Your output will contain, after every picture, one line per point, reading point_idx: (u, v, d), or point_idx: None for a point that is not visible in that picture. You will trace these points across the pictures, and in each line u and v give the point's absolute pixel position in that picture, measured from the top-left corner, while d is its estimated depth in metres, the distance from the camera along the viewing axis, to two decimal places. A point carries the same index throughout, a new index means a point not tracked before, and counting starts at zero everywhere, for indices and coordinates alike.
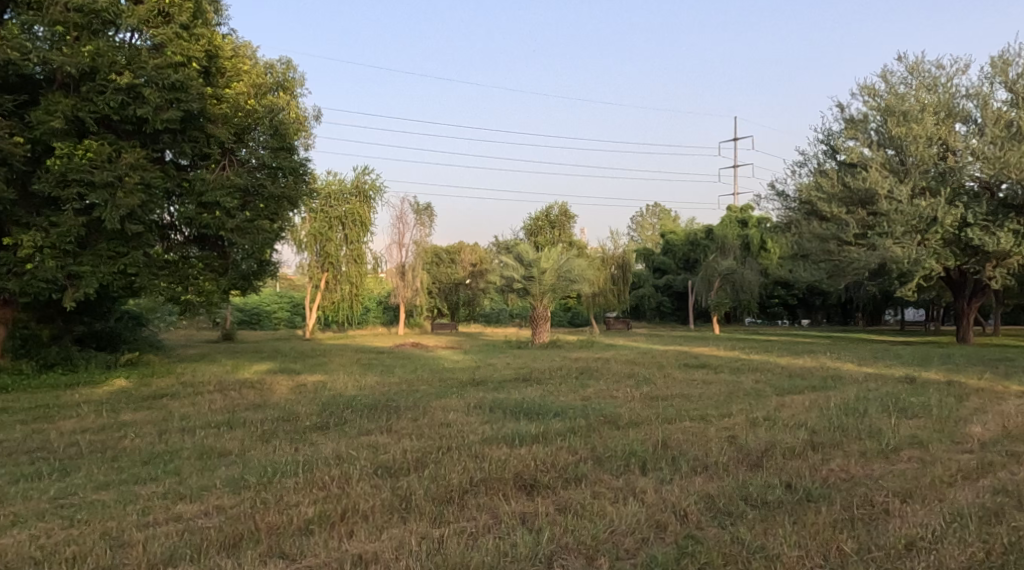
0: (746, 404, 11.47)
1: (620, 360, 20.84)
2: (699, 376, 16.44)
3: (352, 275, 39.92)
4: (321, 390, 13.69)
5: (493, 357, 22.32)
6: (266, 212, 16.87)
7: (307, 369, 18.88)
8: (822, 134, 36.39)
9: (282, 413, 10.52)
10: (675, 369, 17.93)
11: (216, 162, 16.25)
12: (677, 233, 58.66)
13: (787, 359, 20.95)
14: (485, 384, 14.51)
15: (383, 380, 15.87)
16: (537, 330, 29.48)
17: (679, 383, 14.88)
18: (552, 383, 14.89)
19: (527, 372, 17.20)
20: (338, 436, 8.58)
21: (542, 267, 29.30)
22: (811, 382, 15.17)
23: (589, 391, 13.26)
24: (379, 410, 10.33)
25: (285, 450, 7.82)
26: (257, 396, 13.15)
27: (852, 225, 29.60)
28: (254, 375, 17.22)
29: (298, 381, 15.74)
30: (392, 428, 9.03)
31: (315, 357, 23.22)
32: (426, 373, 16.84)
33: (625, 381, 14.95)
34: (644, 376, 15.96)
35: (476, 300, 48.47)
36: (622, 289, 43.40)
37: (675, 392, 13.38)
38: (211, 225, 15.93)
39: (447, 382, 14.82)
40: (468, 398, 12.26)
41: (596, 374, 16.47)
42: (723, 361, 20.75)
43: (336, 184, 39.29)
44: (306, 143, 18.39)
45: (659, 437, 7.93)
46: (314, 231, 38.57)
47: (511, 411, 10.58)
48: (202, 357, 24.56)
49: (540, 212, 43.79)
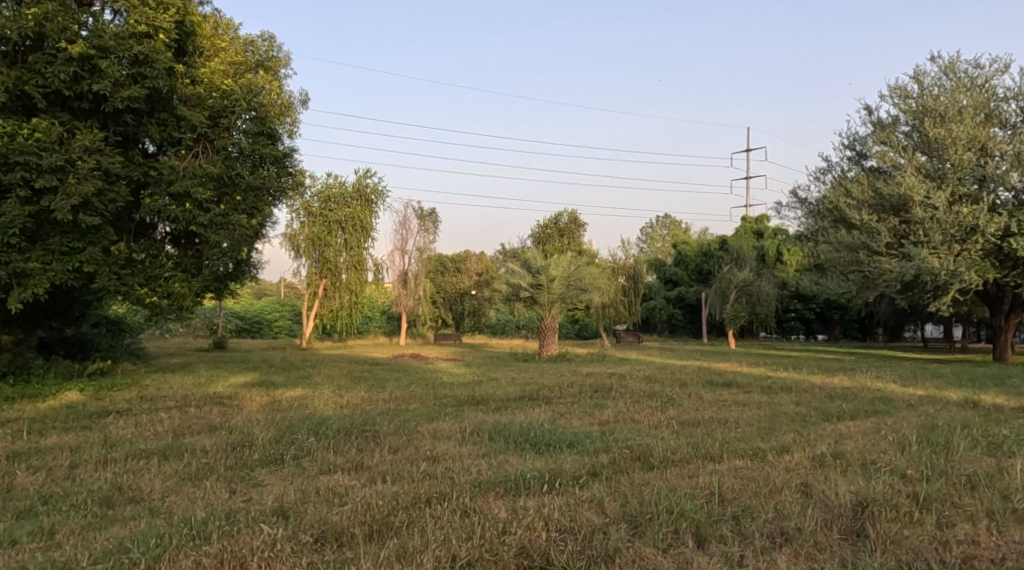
0: (799, 435, 9.56)
1: (636, 377, 18.94)
2: (730, 397, 14.51)
3: (352, 283, 38.13)
4: (301, 408, 11.86)
5: (497, 371, 20.42)
6: (245, 205, 15.04)
7: (293, 382, 17.06)
8: (847, 139, 34.54)
9: (239, 439, 8.64)
10: (700, 388, 15.98)
11: (188, 148, 14.47)
12: (690, 244, 56.74)
13: (824, 379, 18.96)
14: (486, 404, 12.63)
15: (372, 396, 13.97)
16: (545, 342, 27.64)
17: (710, 405, 12.99)
18: (565, 403, 12.99)
19: (534, 389, 15.31)
20: (294, 475, 6.75)
21: (551, 274, 27.45)
22: (862, 406, 13.23)
23: (609, 414, 11.38)
24: (354, 436, 8.50)
25: (219, 502, 5.98)
26: (223, 415, 11.27)
27: (883, 234, 27.63)
28: (229, 388, 15.35)
29: (274, 396, 13.87)
30: (369, 463, 7.21)
31: (304, 369, 21.28)
32: (423, 389, 14.96)
33: (648, 402, 13.04)
34: (667, 397, 14.06)
35: (482, 310, 46.51)
36: (633, 300, 41.67)
37: (708, 417, 11.45)
38: (181, 220, 14.10)
39: (446, 400, 12.97)
40: (465, 421, 10.38)
41: (614, 393, 14.56)
42: (751, 379, 18.80)
43: (336, 187, 37.52)
44: (291, 129, 16.60)
45: (709, 483, 6.06)
46: (313, 236, 36.85)
47: (516, 440, 8.71)
48: (184, 366, 22.72)
49: (549, 219, 41.89)
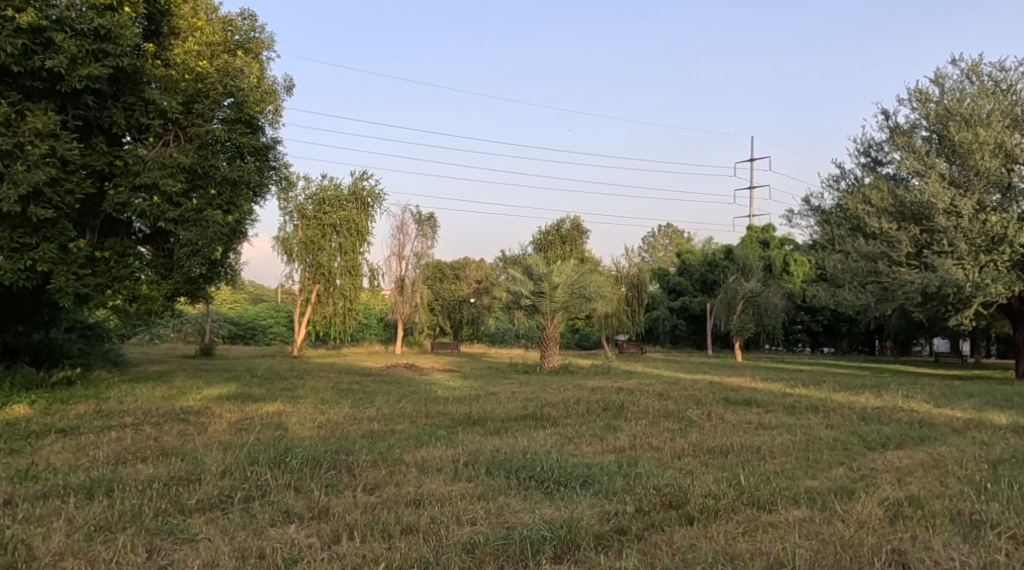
0: (849, 471, 8.21)
1: (647, 393, 17.56)
2: (754, 419, 13.13)
3: (347, 289, 36.69)
4: (276, 428, 10.46)
5: (495, 384, 19.04)
6: (220, 199, 13.57)
7: (273, 394, 15.64)
8: (863, 145, 33.30)
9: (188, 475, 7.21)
10: (718, 408, 14.61)
11: (157, 136, 13.01)
12: (694, 253, 55.38)
13: (850, 398, 17.58)
14: (483, 424, 11.25)
15: (357, 413, 12.59)
16: (546, 353, 26.27)
17: (734, 429, 11.63)
18: (573, 424, 11.58)
19: (536, 406, 13.93)
20: (239, 539, 5.29)
21: (553, 282, 26.02)
22: (903, 431, 11.86)
23: (624, 440, 9.99)
24: (325, 471, 7.10)
25: None
26: (184, 435, 9.86)
27: (904, 243, 26.27)
28: (200, 401, 13.92)
29: (248, 412, 12.48)
30: (338, 518, 5.80)
31: (290, 379, 19.86)
32: (416, 405, 13.59)
33: (665, 426, 11.63)
34: (684, 418, 12.68)
35: (481, 319, 45.04)
36: (636, 309, 40.31)
37: (736, 444, 10.07)
38: (147, 215, 12.67)
39: (439, 420, 11.57)
40: (460, 447, 9.02)
41: (625, 413, 13.16)
42: (771, 397, 17.42)
43: (331, 189, 36.12)
44: (274, 118, 15.18)
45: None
46: (306, 239, 35.45)
47: (517, 475, 7.32)
48: (163, 374, 21.26)
49: (551, 225, 40.51)
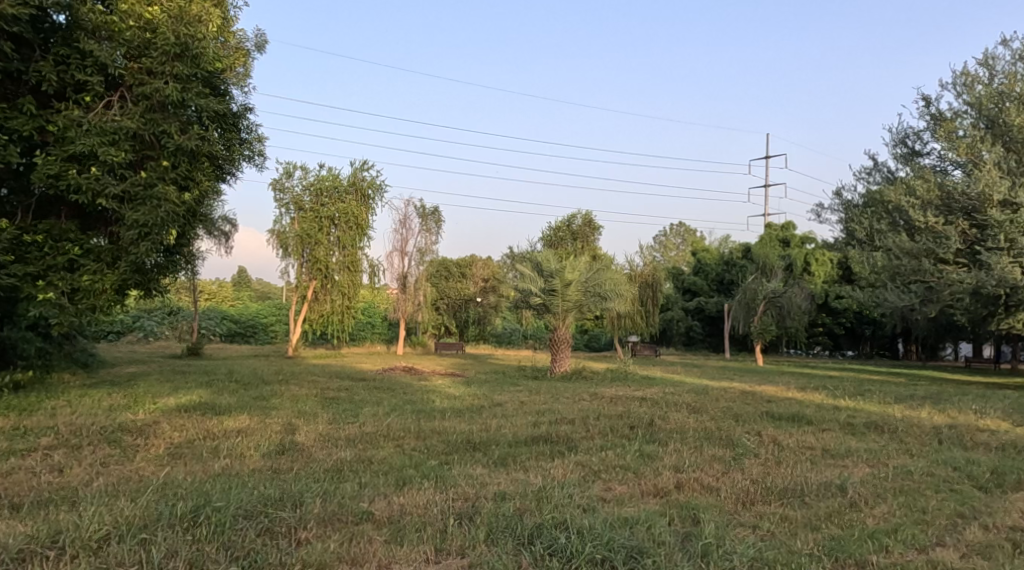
0: (986, 533, 6.13)
1: (675, 405, 15.37)
2: (813, 443, 10.96)
3: (345, 285, 34.57)
4: (225, 455, 8.31)
5: (502, 393, 16.88)
6: (175, 174, 11.18)
7: (244, 403, 13.51)
8: (899, 135, 31.38)
9: (63, 554, 5.05)
10: (765, 427, 12.45)
11: (97, 96, 10.72)
12: (710, 251, 53.07)
13: (908, 414, 15.43)
14: (486, 450, 9.07)
15: (335, 432, 10.42)
16: (557, 356, 24.04)
17: (794, 458, 9.47)
18: (595, 450, 9.46)
19: (551, 424, 11.80)
20: None
21: (566, 278, 23.77)
22: (1002, 461, 9.66)
23: (665, 477, 7.90)
24: (263, 559, 4.99)
25: None
26: (102, 465, 7.73)
27: (954, 239, 23.94)
28: (152, 412, 11.72)
29: (202, 429, 10.30)
30: None
31: (273, 384, 17.76)
32: (408, 421, 11.49)
33: (710, 453, 9.52)
34: (731, 443, 10.53)
35: (488, 319, 42.60)
36: (651, 310, 38.14)
37: (809, 484, 7.90)
38: (84, 191, 10.41)
39: (431, 443, 9.44)
40: (456, 491, 6.84)
41: (656, 434, 11.00)
42: (817, 412, 15.22)
43: (329, 179, 33.78)
44: (242, 79, 12.93)
45: None
46: (302, 233, 33.18)
47: (529, 545, 5.38)
48: (136, 377, 19.31)
49: (561, 221, 38.27)
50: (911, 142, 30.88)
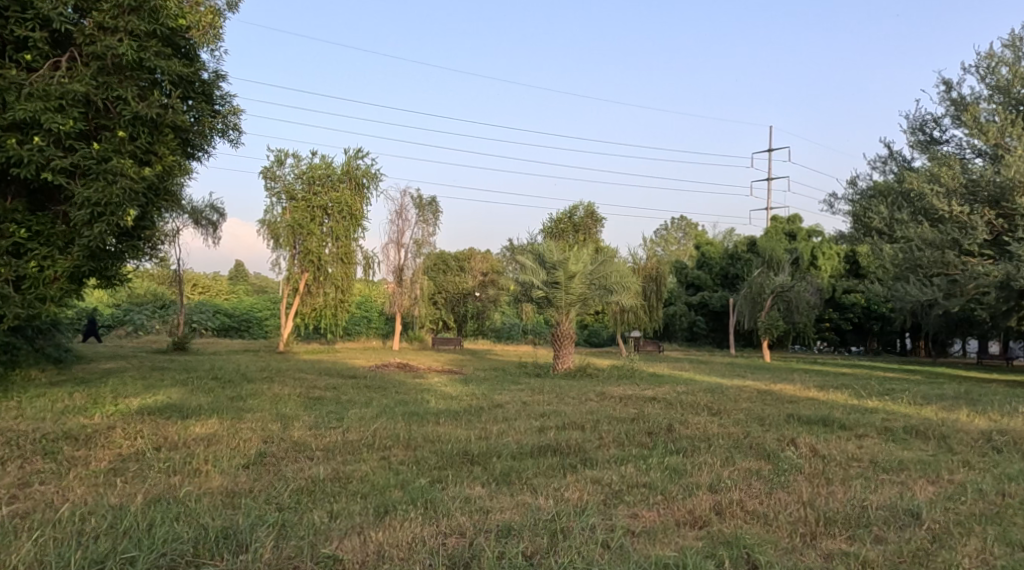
0: None
1: (690, 407, 14.11)
2: (855, 453, 9.67)
3: (339, 278, 33.24)
4: (174, 470, 6.95)
5: (502, 392, 15.60)
6: (134, 146, 9.75)
7: (218, 403, 12.15)
8: (915, 122, 30.16)
9: None
10: (797, 435, 11.15)
11: (42, 55, 9.41)
12: (714, 245, 51.75)
13: (945, 418, 14.14)
14: (485, 464, 7.78)
15: (314, 439, 9.12)
16: (560, 353, 22.70)
17: (840, 473, 8.24)
18: (612, 463, 8.18)
19: (558, 430, 10.49)
20: None
21: (570, 270, 22.49)
22: None
23: (702, 502, 6.65)
24: None
25: None
26: (23, 486, 6.39)
27: (980, 228, 22.73)
28: (109, 415, 10.35)
29: (160, 435, 8.96)
30: None
31: (255, 382, 16.42)
32: (397, 427, 10.18)
33: (744, 468, 8.25)
34: (764, 454, 9.24)
35: (486, 313, 41.72)
36: (654, 305, 36.89)
37: (873, 508, 6.67)
38: (27, 163, 9.03)
39: (422, 454, 8.12)
40: (451, 523, 5.57)
41: (678, 442, 9.72)
42: (845, 415, 13.96)
43: (322, 167, 32.32)
44: (211, 42, 11.59)
45: None
46: (294, 223, 31.79)
47: None
48: (110, 373, 17.94)
49: (563, 213, 36.89)
50: (930, 129, 29.61)
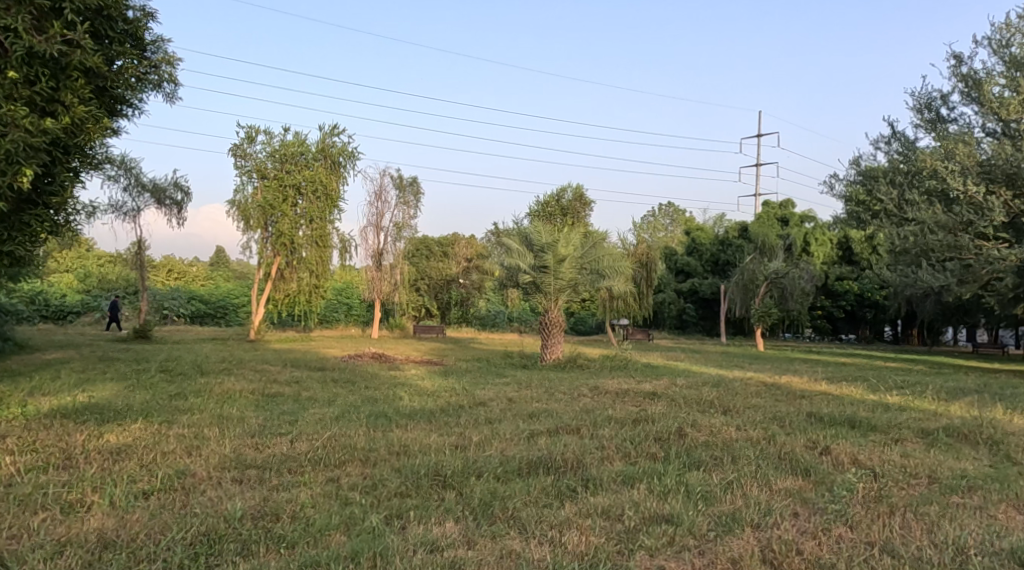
0: None
1: (696, 405, 12.49)
2: (905, 466, 8.09)
3: (313, 262, 31.40)
4: (43, 504, 5.26)
5: (487, 387, 13.93)
6: (31, 91, 7.97)
7: (151, 402, 10.39)
8: (922, 98, 28.64)
9: None
10: (828, 440, 9.58)
11: None
12: (705, 230, 50.15)
13: (981, 416, 12.63)
14: (459, 489, 6.13)
15: (251, 453, 7.41)
16: (548, 343, 21.04)
17: (902, 496, 6.68)
18: (619, 485, 6.54)
19: (550, 436, 8.85)
20: None
21: (559, 254, 20.80)
22: None
23: (744, 552, 5.02)
24: None
25: None
26: None
27: (997, 210, 21.28)
28: (9, 419, 8.55)
29: (58, 448, 7.19)
30: None
31: (209, 375, 14.64)
32: (358, 434, 8.47)
33: (783, 489, 6.65)
34: (801, 468, 7.64)
35: (471, 300, 40.12)
36: (645, 292, 35.40)
37: (971, 557, 5.11)
38: None
39: (382, 474, 6.44)
40: None
41: (694, 452, 8.10)
42: (870, 413, 12.40)
43: (295, 143, 30.35)
44: None
45: None
46: (265, 203, 29.86)
47: None
48: (49, 362, 16.07)
49: (551, 195, 35.19)
50: (937, 107, 28.14)
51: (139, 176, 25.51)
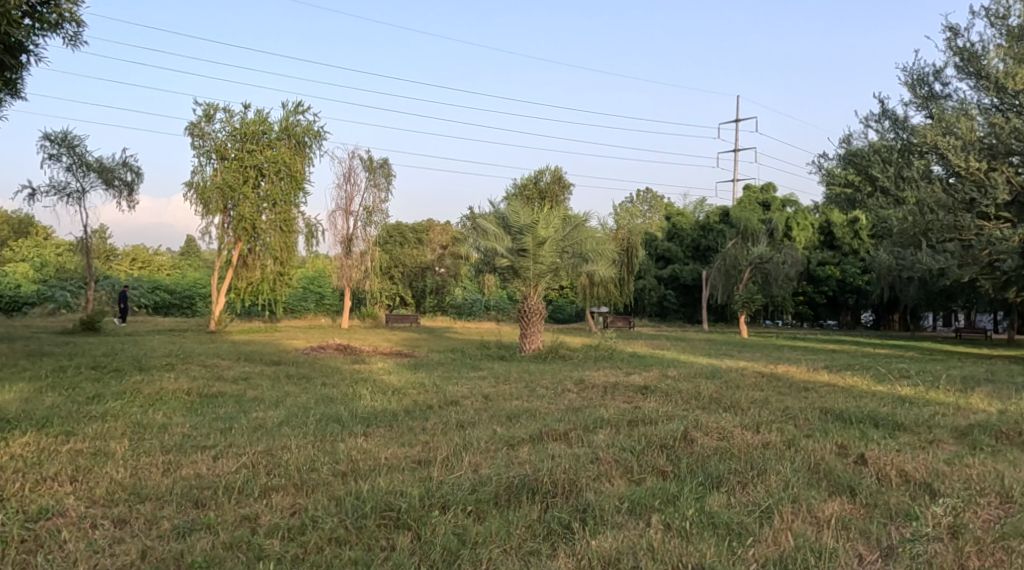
0: None
1: (696, 400, 11.03)
2: (961, 478, 6.70)
3: (277, 247, 29.57)
4: None
5: (462, 382, 12.38)
6: None
7: (61, 408, 8.78)
8: (916, 73, 27.30)
9: None
10: (860, 445, 8.16)
11: None
12: (686, 215, 48.75)
13: (1010, 411, 11.33)
14: (415, 531, 4.61)
15: (153, 477, 5.82)
16: (528, 332, 19.52)
17: (982, 525, 5.26)
18: (625, 518, 5.06)
19: (535, 446, 7.34)
20: None
21: (539, 236, 19.23)
22: None
23: None
24: None
25: None
26: None
27: (1000, 187, 20.08)
28: None
29: None
30: None
31: (147, 372, 12.98)
32: (299, 447, 6.92)
33: (833, 519, 5.23)
34: (842, 487, 6.20)
35: (446, 288, 38.50)
36: (626, 278, 34.04)
37: None
38: None
39: (315, 509, 4.93)
40: None
41: (711, 466, 6.61)
42: (891, 408, 11.02)
43: (256, 121, 28.49)
44: None
45: None
46: (225, 185, 27.92)
47: None
48: None
49: (528, 177, 33.66)
50: (931, 82, 26.85)
51: (83, 154, 23.63)
